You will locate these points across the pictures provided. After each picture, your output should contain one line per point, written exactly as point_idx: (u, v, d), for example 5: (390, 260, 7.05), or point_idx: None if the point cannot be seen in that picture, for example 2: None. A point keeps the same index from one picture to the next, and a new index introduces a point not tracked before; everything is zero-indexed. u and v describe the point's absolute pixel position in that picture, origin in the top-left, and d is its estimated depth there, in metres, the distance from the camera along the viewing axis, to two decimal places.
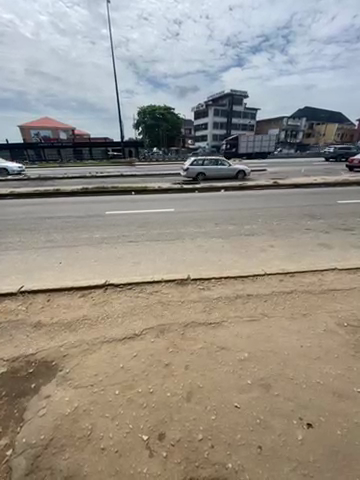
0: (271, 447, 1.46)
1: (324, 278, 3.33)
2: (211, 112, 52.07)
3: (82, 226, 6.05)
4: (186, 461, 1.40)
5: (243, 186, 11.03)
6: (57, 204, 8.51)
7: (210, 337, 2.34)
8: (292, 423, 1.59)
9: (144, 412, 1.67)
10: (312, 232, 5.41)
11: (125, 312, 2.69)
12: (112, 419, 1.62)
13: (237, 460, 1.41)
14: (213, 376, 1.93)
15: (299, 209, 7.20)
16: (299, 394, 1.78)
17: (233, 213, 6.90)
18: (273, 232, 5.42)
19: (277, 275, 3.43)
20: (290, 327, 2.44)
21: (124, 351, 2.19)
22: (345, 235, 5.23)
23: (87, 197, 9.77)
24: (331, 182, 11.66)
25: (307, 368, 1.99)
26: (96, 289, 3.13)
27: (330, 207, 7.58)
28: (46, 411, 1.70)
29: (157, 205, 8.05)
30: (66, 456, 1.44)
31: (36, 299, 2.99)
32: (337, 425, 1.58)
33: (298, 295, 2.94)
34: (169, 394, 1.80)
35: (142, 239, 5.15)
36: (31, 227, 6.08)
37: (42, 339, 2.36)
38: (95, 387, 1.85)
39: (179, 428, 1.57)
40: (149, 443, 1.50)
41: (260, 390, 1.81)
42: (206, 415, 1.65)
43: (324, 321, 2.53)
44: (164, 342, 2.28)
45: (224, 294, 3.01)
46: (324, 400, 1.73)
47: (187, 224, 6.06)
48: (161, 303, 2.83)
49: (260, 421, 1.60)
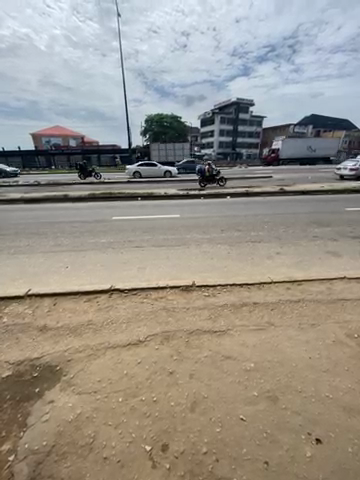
0: (279, 463, 1.41)
1: (333, 287, 3.26)
2: (217, 120, 52.81)
3: (90, 231, 6.15)
4: (190, 474, 1.36)
5: (249, 193, 11.00)
6: (65, 209, 8.71)
7: (214, 345, 2.30)
8: (300, 438, 1.53)
9: (148, 421, 1.65)
10: (320, 240, 5.32)
11: (130, 318, 2.68)
12: (115, 428, 1.60)
13: (243, 476, 1.36)
14: (219, 385, 1.89)
15: (306, 217, 7.13)
16: (307, 408, 1.72)
17: (239, 220, 6.88)
18: (280, 239, 5.36)
19: (284, 283, 3.37)
20: (298, 338, 2.38)
21: (128, 357, 2.17)
22: (354, 243, 5.12)
23: (95, 203, 9.95)
24: (338, 189, 11.56)
25: (315, 381, 1.92)
26: (101, 294, 3.15)
27: (338, 214, 7.48)
28: (49, 416, 1.69)
29: (162, 211, 8.12)
30: (68, 465, 1.42)
31: (42, 302, 3.03)
32: (348, 443, 1.50)
33: (306, 305, 2.88)
34: (172, 403, 1.76)
35: (147, 244, 5.19)
36: (40, 231, 6.23)
37: (48, 342, 2.38)
38: (98, 394, 1.84)
39: (183, 440, 1.53)
40: (151, 454, 1.47)
41: (266, 403, 1.75)
42: (210, 426, 1.61)
43: (333, 331, 2.45)
44: (169, 349, 2.26)
45: (230, 301, 2.97)
46: (334, 415, 1.66)
47: (192, 230, 6.08)
48: (165, 309, 2.82)
49: (267, 435, 1.55)
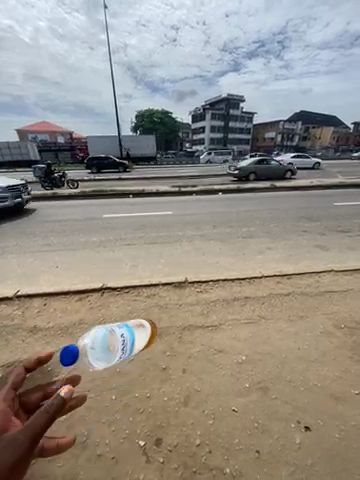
0: (270, 451, 1.45)
1: (321, 280, 3.35)
2: (208, 116, 52.66)
3: (80, 229, 6.04)
4: (184, 467, 1.39)
5: (240, 189, 11.07)
6: (54, 208, 8.51)
7: (207, 340, 2.33)
8: (289, 426, 1.58)
9: (142, 417, 1.66)
10: (309, 234, 5.45)
11: (122, 316, 2.67)
12: (109, 425, 1.60)
13: (235, 466, 1.39)
14: (211, 379, 1.92)
15: (296, 212, 7.27)
16: (296, 397, 1.77)
17: (230, 216, 6.94)
18: (270, 234, 5.45)
19: (275, 277, 3.45)
20: (288, 330, 2.44)
21: (121, 355, 2.17)
22: (341, 237, 5.27)
23: (85, 201, 9.75)
24: (327, 185, 11.79)
25: (304, 371, 1.99)
26: (93, 293, 3.12)
27: (326, 209, 7.64)
28: None
29: (154, 208, 8.05)
30: (61, 464, 1.41)
31: (32, 303, 2.96)
32: (336, 428, 1.57)
33: (295, 297, 2.95)
34: (166, 399, 1.78)
35: (140, 241, 5.16)
36: (29, 230, 6.06)
37: (39, 343, 2.34)
38: (91, 392, 1.83)
39: (177, 433, 1.55)
40: (145, 449, 1.48)
41: (257, 393, 1.80)
42: (203, 419, 1.64)
43: (322, 322, 2.53)
44: (162, 345, 2.27)
45: (222, 296, 3.01)
46: (322, 403, 1.72)
47: (184, 226, 6.09)
48: (158, 307, 2.82)
49: (258, 424, 1.59)
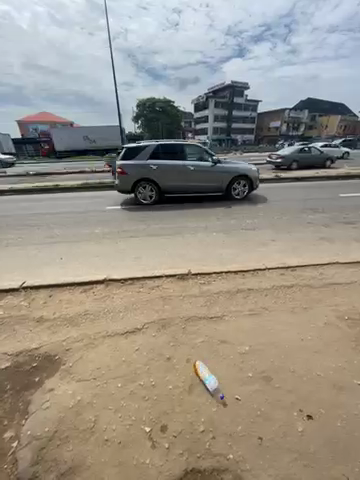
0: (272, 439, 1.48)
1: (325, 272, 3.33)
2: (211, 104, 51.16)
3: (83, 222, 6.04)
4: (188, 452, 1.43)
5: None
6: (56, 200, 8.47)
7: (210, 330, 2.35)
8: (292, 415, 1.61)
9: (147, 404, 1.70)
10: (314, 226, 5.37)
11: (126, 307, 2.70)
12: (115, 412, 1.65)
13: (238, 452, 1.43)
14: (215, 369, 1.95)
15: (300, 203, 7.15)
16: (299, 386, 1.80)
17: (234, 208, 6.86)
18: (274, 226, 5.39)
19: (278, 269, 3.43)
20: (291, 321, 2.44)
21: (125, 345, 2.21)
22: (347, 229, 5.19)
23: (87, 193, 9.70)
24: (333, 175, 11.51)
25: (307, 361, 2.00)
26: (97, 284, 3.14)
27: (332, 200, 7.50)
28: (50, 404, 1.72)
29: (157, 200, 7.99)
30: (71, 448, 1.47)
31: (37, 294, 3.00)
32: (338, 417, 1.59)
33: (299, 289, 2.94)
34: (170, 387, 1.82)
35: (142, 233, 5.15)
36: (32, 223, 6.08)
37: (45, 333, 2.39)
38: (98, 381, 1.87)
39: (181, 420, 1.60)
40: (151, 435, 1.52)
41: (260, 382, 1.83)
42: (207, 407, 1.67)
43: (325, 314, 2.53)
44: (166, 336, 2.30)
45: (225, 288, 3.02)
46: (324, 393, 1.75)
47: (187, 218, 6.04)
48: (162, 298, 2.84)
49: (260, 413, 1.63)
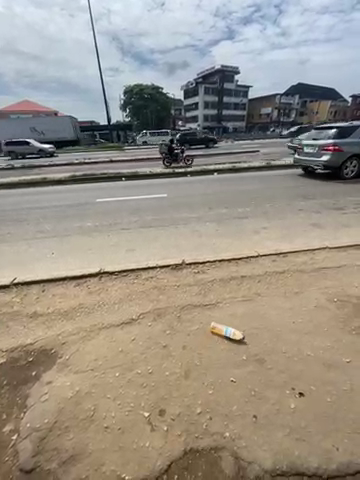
0: (266, 416, 1.55)
1: (316, 257, 3.41)
2: (201, 90, 49.67)
3: (73, 215, 5.90)
4: (186, 433, 1.48)
5: (236, 169, 10.79)
6: (44, 194, 8.20)
7: (205, 317, 2.40)
8: (284, 393, 1.69)
9: (145, 390, 1.74)
10: (305, 213, 5.43)
11: (121, 299, 2.70)
12: (114, 400, 1.68)
13: (234, 430, 1.49)
14: (210, 354, 2.00)
15: (292, 190, 7.19)
16: (291, 366, 1.87)
17: (226, 197, 6.84)
18: (266, 214, 5.43)
19: (270, 255, 3.48)
20: (283, 305, 2.51)
21: (122, 335, 2.22)
22: (336, 215, 5.29)
23: (77, 185, 9.43)
24: (323, 162, 11.57)
25: (298, 342, 2.08)
26: (91, 278, 3.12)
27: (322, 187, 7.58)
28: (48, 396, 1.74)
29: (148, 191, 7.86)
30: (71, 437, 1.50)
31: (30, 290, 2.96)
32: (328, 393, 1.68)
33: (290, 275, 3.01)
34: (167, 373, 1.86)
35: (135, 225, 5.09)
36: (20, 218, 5.88)
37: (40, 328, 2.37)
38: (95, 371, 1.89)
39: (179, 404, 1.65)
40: (150, 419, 1.57)
41: (254, 364, 1.89)
42: (203, 390, 1.73)
43: (315, 297, 2.61)
44: (161, 324, 2.33)
45: (219, 276, 3.05)
46: (315, 371, 1.83)
47: (180, 209, 6.00)
48: (157, 288, 2.85)
49: (255, 392, 1.69)
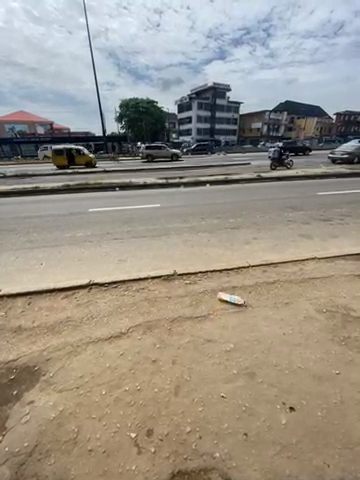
0: (257, 433, 1.51)
1: (305, 267, 3.47)
2: (194, 105, 51.52)
3: (65, 225, 5.83)
4: (175, 454, 1.42)
5: (228, 180, 11.04)
6: (35, 203, 8.10)
7: (196, 330, 2.36)
8: (275, 408, 1.66)
9: (132, 409, 1.67)
10: (294, 224, 5.57)
11: (111, 311, 2.64)
12: (99, 420, 1.60)
13: (224, 449, 1.44)
14: (201, 368, 1.96)
15: (281, 202, 7.41)
16: (282, 380, 1.85)
17: (218, 207, 6.96)
18: (257, 225, 5.54)
19: (261, 266, 3.52)
20: (274, 316, 2.52)
21: (110, 350, 2.15)
22: (324, 226, 5.46)
23: (69, 195, 9.37)
24: (311, 174, 12.06)
25: (289, 354, 2.07)
26: (80, 289, 3.04)
27: (310, 198, 7.86)
28: (29, 417, 1.63)
29: (141, 201, 7.88)
30: (52, 461, 1.40)
31: (15, 302, 2.85)
32: (318, 407, 1.66)
33: (281, 285, 3.04)
34: (156, 390, 1.80)
35: (127, 236, 5.06)
36: (9, 227, 5.75)
37: (24, 343, 2.27)
38: (81, 389, 1.81)
39: (168, 423, 1.58)
40: (137, 440, 1.50)
41: (245, 379, 1.86)
42: (193, 407, 1.67)
43: (305, 307, 2.64)
44: (151, 338, 2.28)
45: (210, 287, 3.04)
46: (305, 384, 1.82)
47: (173, 219, 6.05)
48: (148, 300, 2.81)
49: (245, 408, 1.66)
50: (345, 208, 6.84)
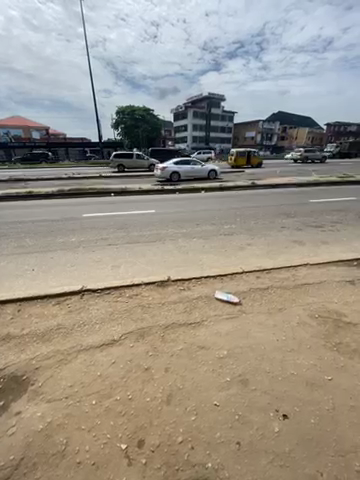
0: (250, 442, 1.49)
1: (297, 273, 3.52)
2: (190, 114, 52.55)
3: (59, 230, 5.76)
4: (166, 466, 1.38)
5: (222, 187, 11.17)
6: (28, 208, 7.99)
7: (189, 337, 2.34)
8: (268, 416, 1.64)
9: (123, 420, 1.63)
10: (287, 231, 5.64)
11: (103, 318, 2.59)
12: (89, 431, 1.55)
13: (217, 459, 1.41)
14: (194, 376, 1.94)
15: (274, 209, 7.54)
16: (274, 386, 1.85)
17: (212, 213, 7.03)
18: (251, 231, 5.61)
19: (254, 272, 3.55)
20: (267, 323, 2.52)
21: (101, 358, 2.11)
22: (316, 232, 5.56)
23: (63, 200, 9.32)
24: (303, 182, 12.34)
25: (281, 360, 2.08)
26: (72, 296, 2.99)
27: (302, 205, 8.02)
28: (15, 429, 1.57)
29: (136, 207, 7.86)
30: (39, 476, 1.34)
31: (4, 309, 2.78)
32: (311, 414, 1.66)
33: (274, 291, 3.07)
34: (148, 399, 1.76)
35: (122, 241, 5.03)
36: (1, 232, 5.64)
37: (12, 351, 2.20)
38: (70, 399, 1.75)
39: (159, 433, 1.55)
40: (127, 452, 1.45)
41: (238, 386, 1.85)
42: (186, 416, 1.64)
43: (298, 313, 2.66)
44: (144, 346, 2.24)
45: (204, 293, 3.03)
46: (298, 391, 1.81)
47: (168, 225, 6.07)
48: (141, 307, 2.78)
49: (239, 416, 1.64)
50: (336, 215, 7.01)
